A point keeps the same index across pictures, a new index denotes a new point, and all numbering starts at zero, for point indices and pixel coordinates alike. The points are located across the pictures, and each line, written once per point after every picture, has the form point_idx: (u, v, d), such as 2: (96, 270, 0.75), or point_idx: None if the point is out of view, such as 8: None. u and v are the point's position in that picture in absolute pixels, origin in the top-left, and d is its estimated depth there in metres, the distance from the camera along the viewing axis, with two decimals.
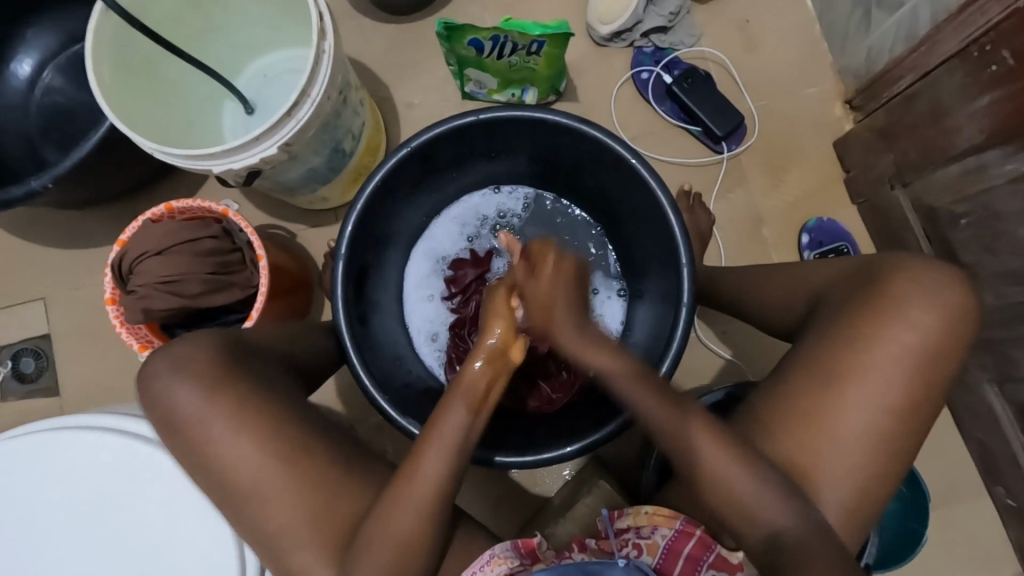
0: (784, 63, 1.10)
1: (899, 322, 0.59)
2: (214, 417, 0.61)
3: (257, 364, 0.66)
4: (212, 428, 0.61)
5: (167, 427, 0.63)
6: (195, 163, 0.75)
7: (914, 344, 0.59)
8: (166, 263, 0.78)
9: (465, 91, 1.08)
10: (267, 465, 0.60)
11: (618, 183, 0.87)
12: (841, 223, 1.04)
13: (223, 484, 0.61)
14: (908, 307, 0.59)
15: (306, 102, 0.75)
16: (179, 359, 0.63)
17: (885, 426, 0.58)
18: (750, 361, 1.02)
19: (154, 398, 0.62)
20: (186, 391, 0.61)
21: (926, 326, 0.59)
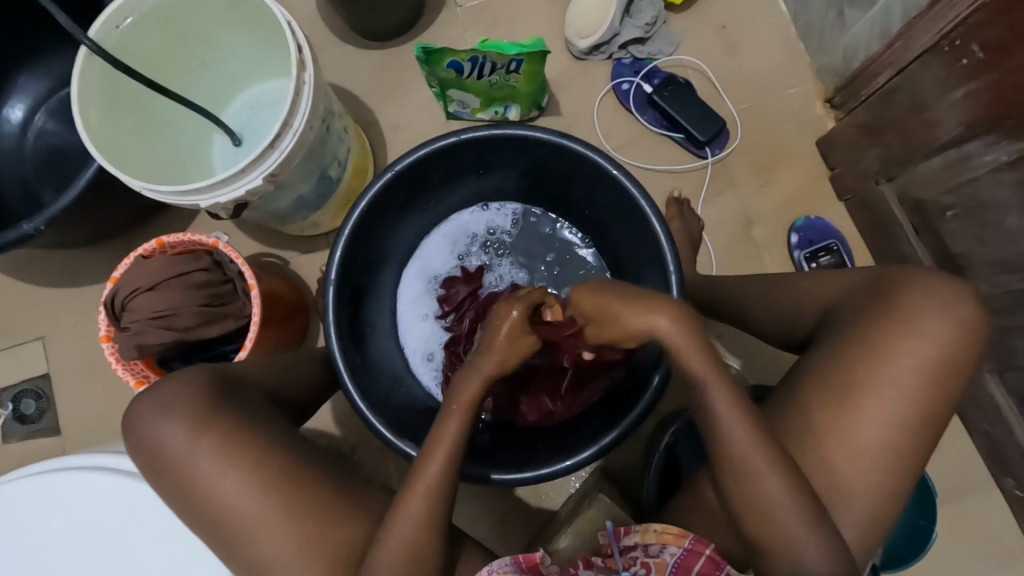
0: (762, 66, 1.11)
1: (889, 320, 0.59)
2: (208, 450, 0.61)
3: (244, 400, 0.65)
4: (204, 464, 0.61)
5: (158, 467, 0.62)
6: (183, 198, 0.76)
7: (909, 347, 0.57)
8: (158, 298, 0.79)
9: (449, 111, 1.09)
10: (261, 499, 0.60)
11: (605, 195, 0.88)
12: (830, 221, 1.05)
13: (218, 520, 0.60)
14: (896, 306, 0.59)
15: (288, 133, 0.76)
16: (171, 392, 0.63)
17: (886, 430, 0.57)
18: (751, 366, 1.02)
19: (145, 437, 0.62)
20: (179, 424, 0.61)
21: (940, 334, 0.57)
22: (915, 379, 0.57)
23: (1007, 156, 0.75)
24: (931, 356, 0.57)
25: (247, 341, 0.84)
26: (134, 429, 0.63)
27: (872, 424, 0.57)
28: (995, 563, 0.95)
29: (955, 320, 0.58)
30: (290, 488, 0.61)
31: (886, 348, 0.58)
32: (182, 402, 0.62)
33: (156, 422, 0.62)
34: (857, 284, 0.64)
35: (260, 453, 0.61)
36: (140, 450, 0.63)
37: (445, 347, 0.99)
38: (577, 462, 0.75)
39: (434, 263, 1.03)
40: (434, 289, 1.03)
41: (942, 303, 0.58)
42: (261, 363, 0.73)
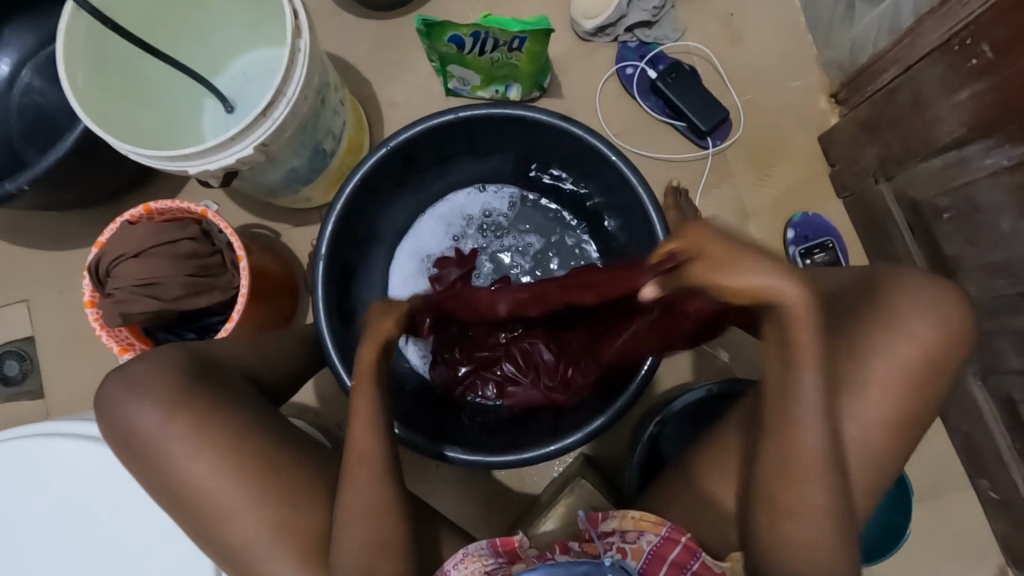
0: (769, 56, 1.09)
1: (876, 318, 0.57)
2: (188, 424, 0.60)
3: (223, 379, 0.64)
4: (181, 440, 0.60)
5: (134, 440, 0.61)
6: (171, 163, 0.73)
7: (903, 354, 0.56)
8: (143, 265, 0.76)
9: (448, 88, 1.07)
10: (241, 475, 0.60)
11: (603, 182, 0.86)
12: (826, 218, 1.04)
13: (195, 496, 0.60)
14: (887, 308, 0.57)
15: (281, 102, 0.74)
16: (155, 365, 0.62)
17: (875, 440, 0.57)
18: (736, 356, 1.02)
19: (124, 409, 0.61)
20: (160, 397, 0.61)
21: (929, 341, 0.56)
22: (899, 379, 0.56)
23: (1006, 160, 0.74)
24: (914, 358, 0.56)
25: (234, 313, 0.83)
26: (111, 402, 0.62)
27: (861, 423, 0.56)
28: (963, 559, 0.97)
29: (940, 322, 0.56)
30: (270, 465, 0.61)
31: (876, 357, 0.56)
32: (162, 378, 0.61)
33: (135, 398, 0.61)
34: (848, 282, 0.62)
35: (240, 429, 0.61)
36: (117, 423, 0.62)
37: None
38: (561, 446, 0.76)
39: (427, 244, 1.02)
40: (427, 267, 1.01)
41: (922, 304, 0.57)
42: (243, 343, 0.72)
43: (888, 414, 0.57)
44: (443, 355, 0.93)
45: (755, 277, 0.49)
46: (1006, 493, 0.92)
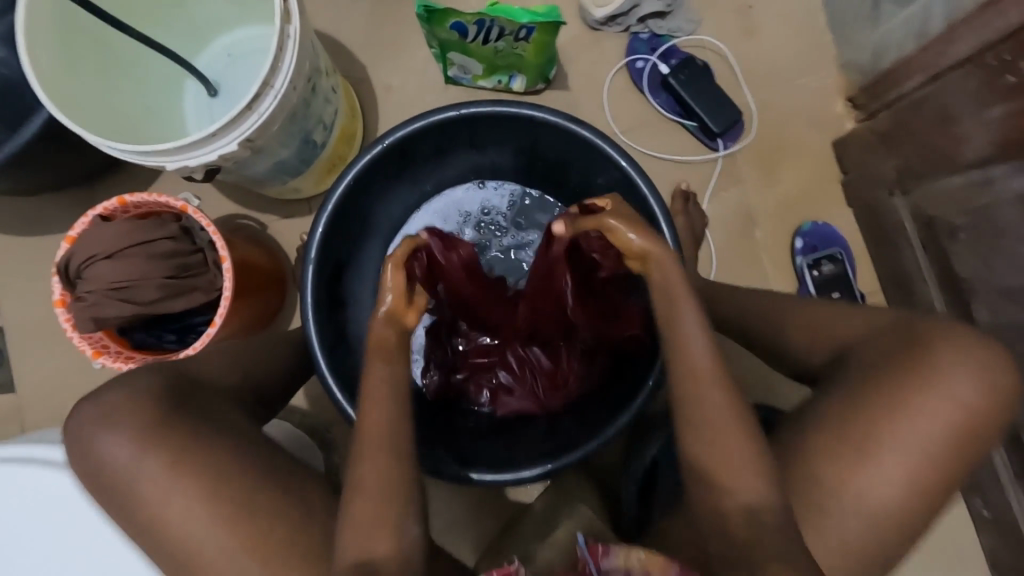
0: (786, 54, 1.04)
1: (917, 372, 0.56)
2: (164, 460, 0.54)
3: (201, 404, 0.58)
4: (151, 477, 0.54)
5: (100, 472, 0.56)
6: (147, 158, 0.67)
7: (944, 413, 0.55)
8: (117, 267, 0.71)
9: (447, 75, 1.01)
10: (216, 523, 0.54)
11: (610, 187, 0.82)
12: (835, 228, 1.01)
13: (166, 538, 0.55)
14: (928, 362, 0.56)
15: (269, 94, 0.67)
16: (125, 395, 0.56)
17: (910, 498, 0.55)
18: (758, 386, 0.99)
19: (91, 438, 0.56)
20: (133, 422, 0.55)
21: (969, 399, 0.55)
22: (938, 436, 0.55)
23: None
24: (955, 417, 0.55)
25: (217, 317, 0.78)
26: (78, 432, 0.56)
27: (886, 473, 0.55)
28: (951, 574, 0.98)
29: (985, 381, 0.55)
30: (248, 510, 0.54)
31: (918, 413, 0.55)
32: (135, 398, 0.56)
33: (104, 425, 0.55)
34: (885, 326, 0.62)
35: (226, 457, 0.55)
36: (84, 456, 0.56)
37: (428, 332, 0.94)
38: (562, 463, 0.74)
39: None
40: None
41: (967, 361, 0.55)
42: (226, 353, 0.67)
43: (913, 463, 0.55)
44: (435, 358, 0.92)
45: (641, 240, 0.56)
46: (999, 512, 0.92)
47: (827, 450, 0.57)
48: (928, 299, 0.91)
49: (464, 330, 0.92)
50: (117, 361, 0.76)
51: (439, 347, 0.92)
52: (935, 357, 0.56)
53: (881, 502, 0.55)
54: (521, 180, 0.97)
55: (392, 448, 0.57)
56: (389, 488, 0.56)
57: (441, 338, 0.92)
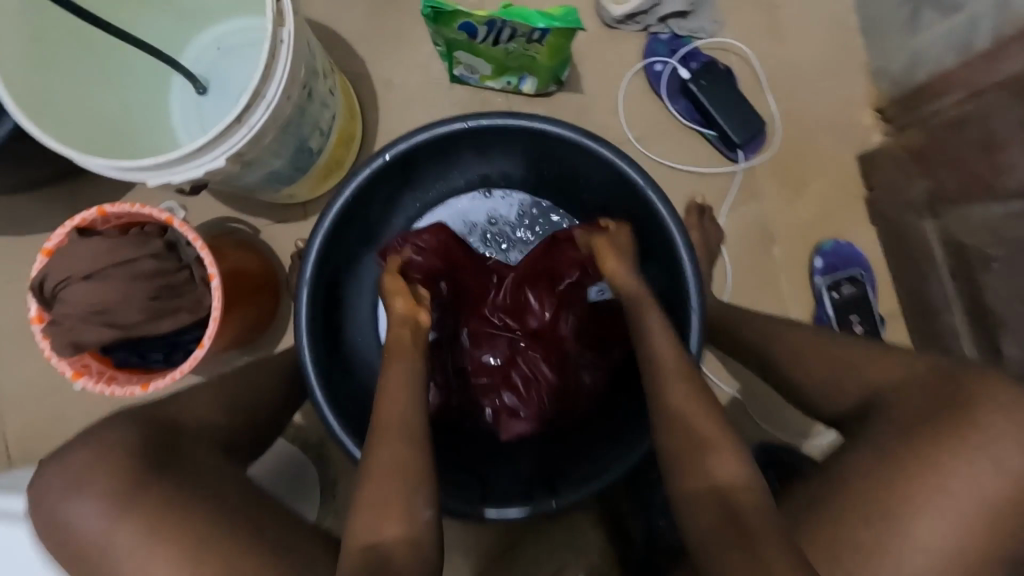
0: (814, 59, 0.98)
1: (955, 432, 0.52)
2: (140, 526, 0.49)
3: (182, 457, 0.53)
4: (123, 544, 0.48)
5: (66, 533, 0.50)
6: (126, 173, 0.61)
7: (988, 480, 0.51)
8: (95, 289, 0.66)
9: (453, 74, 0.94)
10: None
11: (628, 205, 0.77)
12: (857, 248, 0.96)
13: None
14: (967, 421, 0.53)
15: (259, 105, 0.61)
16: (99, 449, 0.50)
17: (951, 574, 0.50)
18: (778, 421, 0.95)
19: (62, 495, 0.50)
20: (105, 485, 0.49)
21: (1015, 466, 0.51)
22: (981, 504, 0.51)
23: None
24: (999, 485, 0.51)
25: (205, 338, 0.73)
26: (45, 493, 0.51)
27: (925, 536, 0.50)
28: None
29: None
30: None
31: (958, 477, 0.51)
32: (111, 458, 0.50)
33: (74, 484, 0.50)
34: (920, 375, 0.58)
35: (208, 524, 0.49)
36: (53, 516, 0.51)
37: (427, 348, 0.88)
38: (570, 499, 0.71)
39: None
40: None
41: (1009, 423, 0.52)
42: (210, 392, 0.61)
43: (957, 536, 0.50)
44: (436, 378, 0.86)
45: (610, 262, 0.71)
46: None
47: (859, 513, 0.53)
48: (954, 329, 0.86)
49: (466, 345, 0.87)
50: (99, 383, 0.73)
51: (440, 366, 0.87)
52: (972, 416, 0.52)
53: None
54: (531, 190, 0.90)
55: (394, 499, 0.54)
56: (383, 524, 0.53)
57: (443, 358, 0.87)
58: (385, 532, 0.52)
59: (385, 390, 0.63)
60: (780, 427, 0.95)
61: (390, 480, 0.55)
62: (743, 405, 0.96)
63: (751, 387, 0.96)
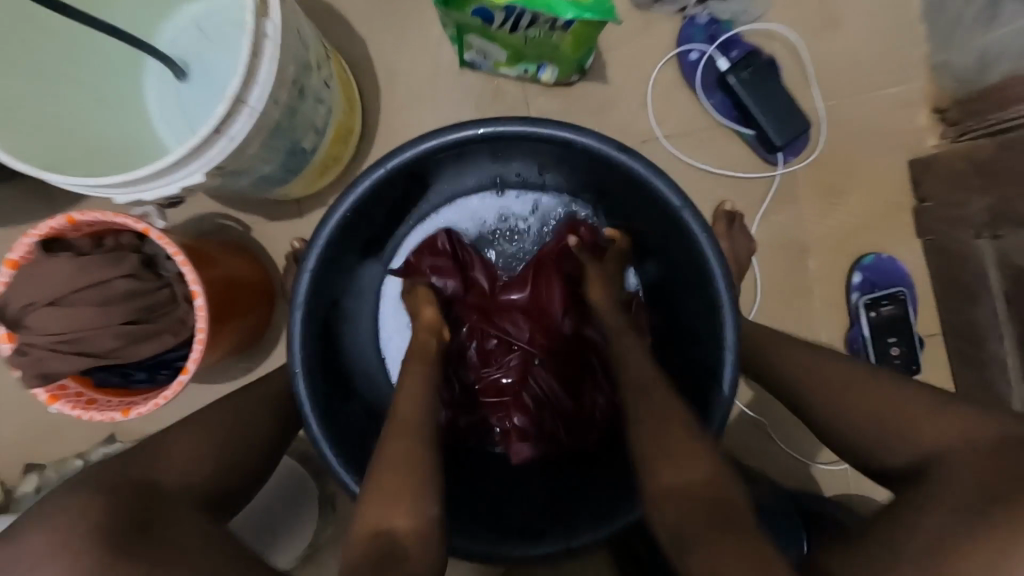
0: (869, 50, 0.88)
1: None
2: None
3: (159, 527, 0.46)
4: None
5: None
6: (91, 189, 0.54)
7: None
8: (68, 314, 0.59)
9: (463, 60, 0.84)
10: None
11: (656, 220, 0.68)
12: (900, 263, 0.88)
13: None
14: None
15: (241, 113, 0.53)
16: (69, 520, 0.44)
17: None
18: (796, 446, 0.86)
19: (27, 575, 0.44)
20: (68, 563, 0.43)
21: None
22: None
23: None
24: None
25: (189, 363, 0.66)
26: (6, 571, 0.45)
27: None
28: None
29: None
30: None
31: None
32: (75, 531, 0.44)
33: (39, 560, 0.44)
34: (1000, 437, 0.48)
35: None
36: None
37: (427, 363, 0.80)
38: (586, 539, 0.63)
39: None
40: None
41: None
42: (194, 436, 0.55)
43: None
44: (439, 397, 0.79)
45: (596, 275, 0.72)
46: None
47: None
48: (1002, 360, 0.79)
49: (472, 361, 0.80)
50: (76, 408, 0.66)
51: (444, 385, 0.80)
52: None
53: None
54: (548, 189, 0.81)
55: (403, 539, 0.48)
56: (396, 507, 0.50)
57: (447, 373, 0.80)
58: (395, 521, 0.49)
59: (388, 433, 0.57)
60: (800, 451, 0.86)
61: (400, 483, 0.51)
62: (761, 427, 0.87)
63: (768, 408, 0.87)
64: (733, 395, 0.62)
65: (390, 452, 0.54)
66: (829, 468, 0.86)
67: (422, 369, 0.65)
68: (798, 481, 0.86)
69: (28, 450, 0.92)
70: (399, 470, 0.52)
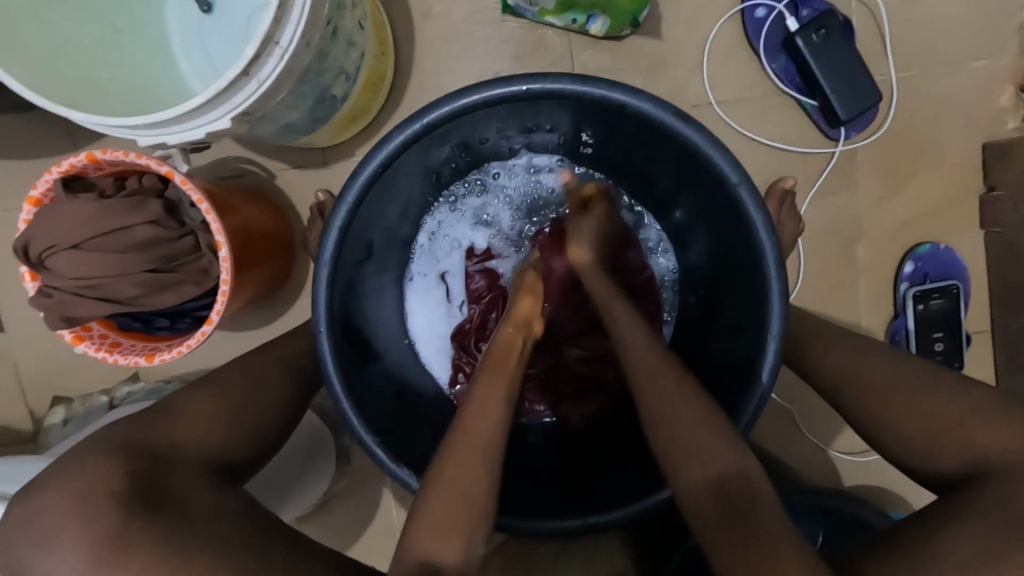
0: (958, 16, 0.79)
1: None
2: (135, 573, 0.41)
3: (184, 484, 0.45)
4: None
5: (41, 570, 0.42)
6: (112, 128, 0.51)
7: None
8: (89, 260, 0.58)
9: (507, 5, 0.77)
10: None
11: (710, 199, 0.63)
12: (957, 255, 0.83)
13: None
14: None
15: (272, 55, 0.49)
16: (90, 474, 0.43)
17: None
18: (821, 437, 0.84)
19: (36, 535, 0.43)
20: (90, 517, 0.42)
21: None
22: None
23: None
24: None
25: (212, 314, 0.65)
26: (21, 528, 0.43)
27: None
28: None
29: None
30: None
31: None
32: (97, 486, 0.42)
33: (55, 520, 0.42)
34: None
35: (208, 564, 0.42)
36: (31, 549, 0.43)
37: (453, 337, 0.79)
38: (603, 518, 0.60)
39: (444, 234, 0.79)
40: (446, 256, 0.80)
41: None
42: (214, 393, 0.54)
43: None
44: (464, 366, 0.77)
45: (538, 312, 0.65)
46: None
47: None
48: None
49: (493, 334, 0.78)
50: (100, 350, 0.66)
51: (470, 356, 0.78)
52: None
53: None
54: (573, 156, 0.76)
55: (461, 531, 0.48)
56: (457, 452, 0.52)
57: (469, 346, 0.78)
58: (432, 544, 0.48)
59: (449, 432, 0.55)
60: (821, 439, 0.84)
61: (455, 481, 0.51)
62: (785, 412, 0.84)
63: (797, 396, 0.84)
64: (771, 384, 0.59)
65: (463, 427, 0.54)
66: (852, 458, 0.84)
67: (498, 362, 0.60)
68: (820, 472, 0.84)
69: (52, 385, 0.93)
70: (451, 475, 0.51)
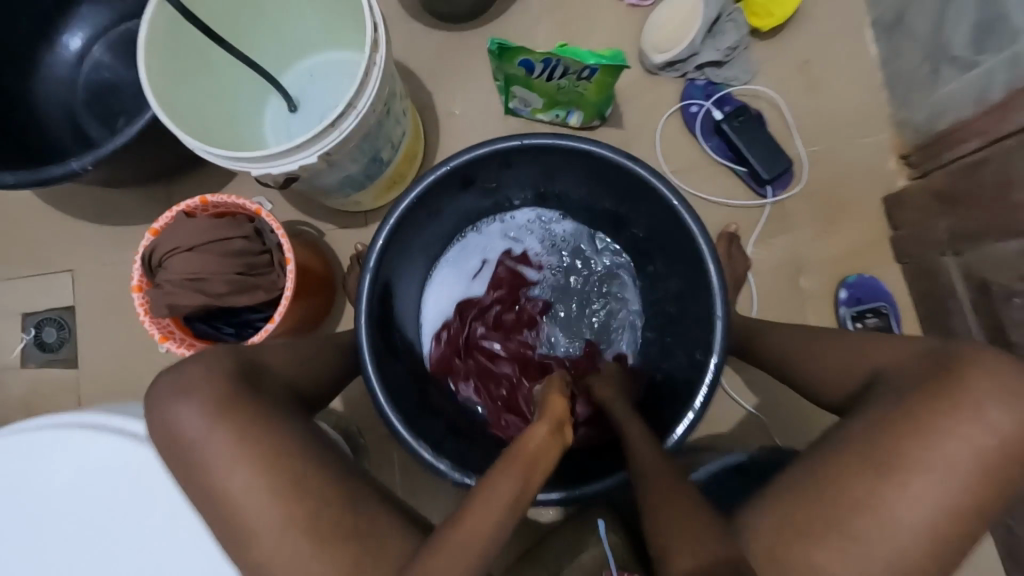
0: (842, 110, 1.07)
1: (945, 393, 0.55)
2: (232, 436, 0.54)
3: (264, 394, 0.59)
4: (210, 460, 0.54)
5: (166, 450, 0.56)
6: (236, 162, 0.73)
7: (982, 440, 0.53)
8: (195, 263, 0.77)
9: (509, 107, 1.06)
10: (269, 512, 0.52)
11: (668, 230, 0.82)
12: (882, 283, 1.00)
13: (212, 507, 0.54)
14: (957, 383, 0.55)
15: (351, 114, 0.74)
16: (199, 372, 0.57)
17: (940, 522, 0.52)
18: (791, 440, 0.99)
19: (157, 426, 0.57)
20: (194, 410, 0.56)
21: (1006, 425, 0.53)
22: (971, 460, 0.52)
23: None
24: (984, 441, 0.53)
25: (276, 315, 0.82)
26: (155, 403, 0.57)
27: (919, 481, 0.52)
28: None
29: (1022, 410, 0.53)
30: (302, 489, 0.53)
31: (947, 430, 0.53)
32: (202, 383, 0.56)
33: (175, 409, 0.56)
34: (918, 348, 0.61)
35: (278, 448, 0.55)
36: (158, 433, 0.57)
37: (455, 306, 0.97)
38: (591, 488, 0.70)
39: (475, 245, 0.99)
40: (475, 260, 0.99)
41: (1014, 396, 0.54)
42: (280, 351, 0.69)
43: (946, 492, 0.53)
44: (450, 327, 0.95)
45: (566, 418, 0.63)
46: None
47: (849, 476, 0.54)
48: None
49: (489, 319, 0.97)
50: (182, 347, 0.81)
51: (460, 323, 0.96)
52: (966, 384, 0.55)
53: (915, 526, 0.52)
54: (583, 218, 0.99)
55: (474, 527, 0.52)
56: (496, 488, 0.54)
57: (466, 317, 0.96)
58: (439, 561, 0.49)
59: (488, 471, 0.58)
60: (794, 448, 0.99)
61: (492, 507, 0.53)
62: (762, 424, 1.00)
63: (769, 411, 1.00)
64: (720, 366, 0.72)
65: (501, 483, 0.55)
66: None
67: (538, 446, 0.58)
68: None
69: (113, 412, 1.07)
70: (479, 509, 0.53)
